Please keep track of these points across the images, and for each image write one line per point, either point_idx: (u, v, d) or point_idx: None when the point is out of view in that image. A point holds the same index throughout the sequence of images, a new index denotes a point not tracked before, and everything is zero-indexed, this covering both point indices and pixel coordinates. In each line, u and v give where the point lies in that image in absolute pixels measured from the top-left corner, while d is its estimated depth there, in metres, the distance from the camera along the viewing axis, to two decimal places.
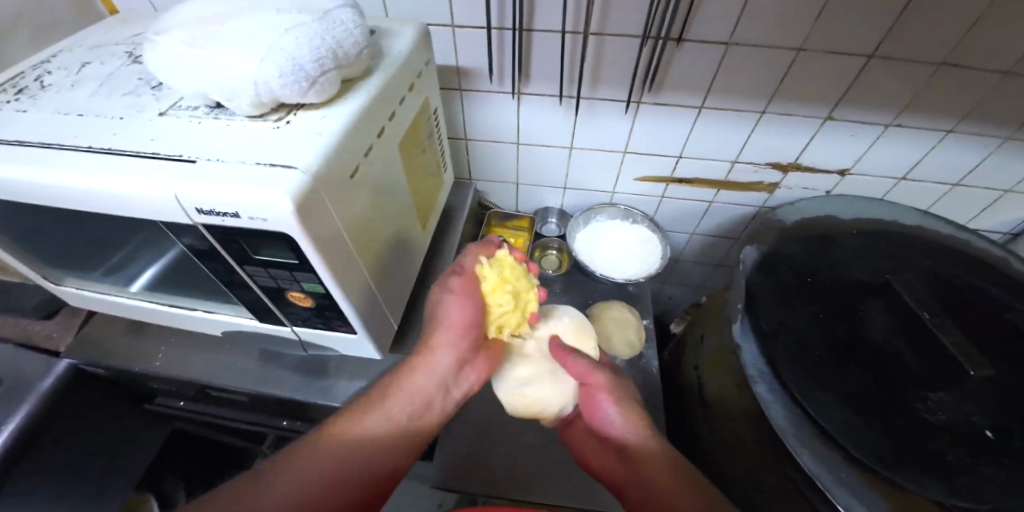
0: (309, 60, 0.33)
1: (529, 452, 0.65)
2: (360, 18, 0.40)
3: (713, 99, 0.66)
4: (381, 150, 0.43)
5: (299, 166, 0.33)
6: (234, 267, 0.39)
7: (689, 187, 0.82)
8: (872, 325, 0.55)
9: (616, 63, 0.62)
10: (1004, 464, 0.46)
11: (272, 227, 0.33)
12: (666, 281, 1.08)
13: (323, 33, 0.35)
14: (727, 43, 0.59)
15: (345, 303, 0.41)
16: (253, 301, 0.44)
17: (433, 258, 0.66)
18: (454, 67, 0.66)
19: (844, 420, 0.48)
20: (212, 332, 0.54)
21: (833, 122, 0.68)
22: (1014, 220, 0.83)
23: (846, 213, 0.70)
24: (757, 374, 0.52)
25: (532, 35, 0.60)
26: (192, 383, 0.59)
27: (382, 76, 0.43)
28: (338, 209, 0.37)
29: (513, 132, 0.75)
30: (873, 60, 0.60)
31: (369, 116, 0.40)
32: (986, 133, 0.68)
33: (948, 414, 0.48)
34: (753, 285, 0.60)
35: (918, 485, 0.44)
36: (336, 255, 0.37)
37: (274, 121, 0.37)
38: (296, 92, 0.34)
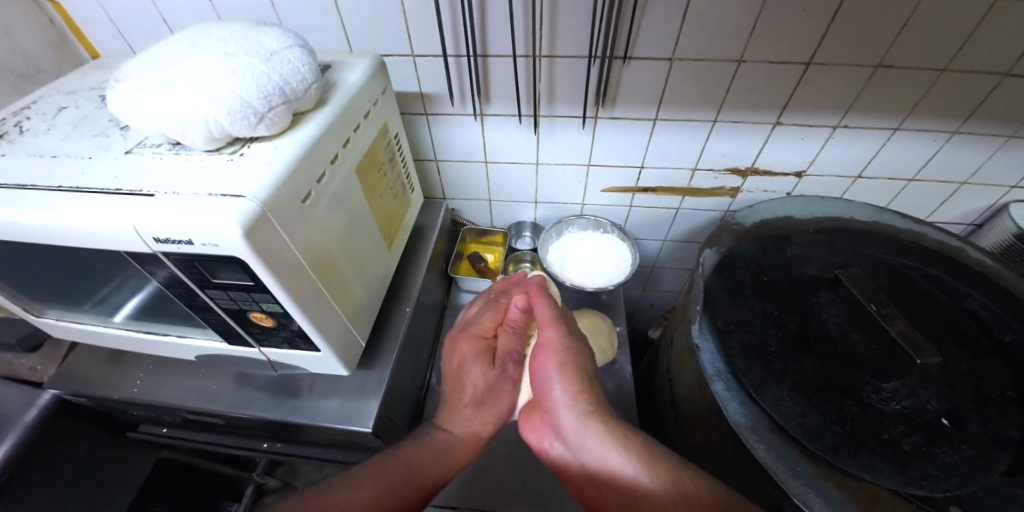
0: (257, 98, 0.37)
1: (506, 462, 0.66)
2: (311, 58, 0.44)
3: (665, 111, 0.69)
4: (336, 175, 0.46)
5: (248, 195, 0.35)
6: (197, 292, 0.41)
7: (654, 195, 0.84)
8: (827, 318, 0.57)
9: (569, 82, 0.66)
10: (958, 449, 0.47)
11: (225, 252, 0.35)
12: (645, 288, 1.10)
13: (271, 74, 0.39)
14: (671, 59, 0.62)
15: (306, 322, 0.43)
16: (218, 324, 0.46)
17: (403, 276, 0.68)
18: (417, 94, 0.69)
19: (800, 414, 0.49)
20: (186, 357, 0.56)
21: (784, 127, 0.71)
22: (974, 211, 0.85)
23: (802, 214, 0.72)
24: (714, 373, 0.54)
25: (487, 60, 0.64)
26: (170, 408, 0.61)
27: (334, 107, 0.46)
28: (292, 233, 0.39)
29: (479, 151, 0.78)
30: (811, 67, 0.63)
31: (322, 144, 0.43)
32: (931, 129, 0.71)
33: (903, 403, 0.50)
34: (711, 287, 0.62)
35: (872, 473, 0.45)
36: (290, 275, 0.39)
37: (229, 154, 0.40)
38: (246, 126, 0.38)
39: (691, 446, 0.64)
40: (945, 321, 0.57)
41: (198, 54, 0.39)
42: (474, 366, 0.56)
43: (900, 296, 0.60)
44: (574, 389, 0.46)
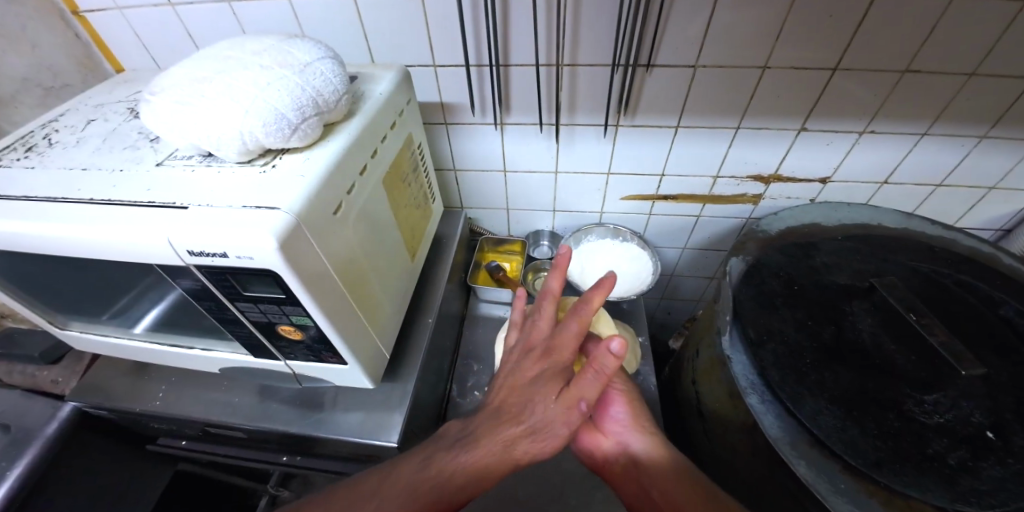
0: (292, 110, 0.37)
1: (528, 477, 0.64)
2: (342, 69, 0.44)
3: (687, 118, 0.69)
4: (364, 185, 0.45)
5: (282, 207, 0.35)
6: (226, 304, 0.41)
7: (674, 203, 0.83)
8: (861, 327, 0.56)
9: (590, 90, 0.66)
10: (1007, 464, 0.45)
11: (258, 265, 0.35)
12: (663, 297, 1.08)
13: (305, 86, 0.39)
14: (694, 66, 0.62)
15: (335, 335, 0.42)
16: (245, 336, 0.45)
17: (425, 286, 0.68)
18: (437, 104, 0.70)
19: (840, 428, 0.48)
20: (210, 369, 0.56)
21: (807, 134, 0.70)
22: (1004, 216, 0.83)
23: (829, 220, 0.71)
24: (748, 386, 0.53)
25: (509, 69, 0.64)
26: (191, 421, 0.60)
27: (363, 118, 0.46)
28: (323, 245, 0.38)
29: (499, 161, 0.78)
30: (837, 72, 0.62)
31: (351, 154, 0.43)
32: (960, 134, 0.69)
33: (946, 416, 0.48)
34: (740, 296, 0.61)
35: (918, 490, 0.43)
36: (320, 286, 0.38)
37: (261, 165, 0.40)
38: (280, 138, 0.38)
39: (721, 459, 0.62)
40: (983, 329, 0.56)
41: (232, 67, 0.39)
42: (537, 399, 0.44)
43: (934, 305, 0.59)
44: (635, 419, 0.53)
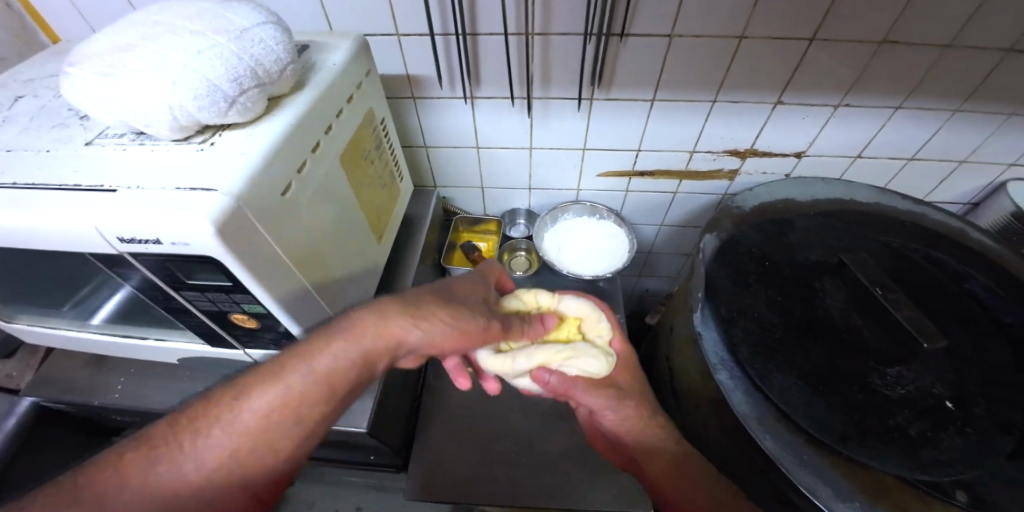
0: (226, 81, 0.34)
1: (505, 457, 0.65)
2: (286, 36, 0.40)
3: (664, 91, 0.66)
4: (318, 165, 0.42)
5: (220, 189, 0.32)
6: (172, 294, 0.39)
7: (651, 179, 0.82)
8: (831, 303, 0.56)
9: (564, 62, 0.63)
10: (962, 433, 0.47)
11: (196, 252, 0.32)
12: (641, 274, 1.09)
13: (241, 54, 0.35)
14: (671, 36, 0.59)
15: (293, 324, 0.40)
16: (198, 327, 0.43)
17: (395, 269, 0.65)
18: (404, 76, 0.66)
19: (806, 401, 0.49)
20: (169, 359, 0.53)
21: (783, 108, 0.69)
22: (972, 190, 0.84)
23: (802, 195, 0.71)
24: (718, 362, 0.53)
25: (477, 39, 0.60)
26: (153, 413, 0.58)
27: (313, 91, 0.42)
28: (273, 230, 0.36)
29: (471, 136, 0.75)
30: (814, 43, 0.60)
31: (301, 131, 0.39)
32: (934, 107, 0.69)
33: (907, 388, 0.49)
34: (713, 273, 0.60)
35: (879, 460, 0.45)
36: (270, 273, 0.36)
37: (199, 143, 0.37)
38: (216, 113, 0.35)
39: (693, 432, 0.64)
40: (946, 302, 0.57)
41: (159, 33, 0.35)
42: (458, 311, 0.42)
43: (903, 281, 0.60)
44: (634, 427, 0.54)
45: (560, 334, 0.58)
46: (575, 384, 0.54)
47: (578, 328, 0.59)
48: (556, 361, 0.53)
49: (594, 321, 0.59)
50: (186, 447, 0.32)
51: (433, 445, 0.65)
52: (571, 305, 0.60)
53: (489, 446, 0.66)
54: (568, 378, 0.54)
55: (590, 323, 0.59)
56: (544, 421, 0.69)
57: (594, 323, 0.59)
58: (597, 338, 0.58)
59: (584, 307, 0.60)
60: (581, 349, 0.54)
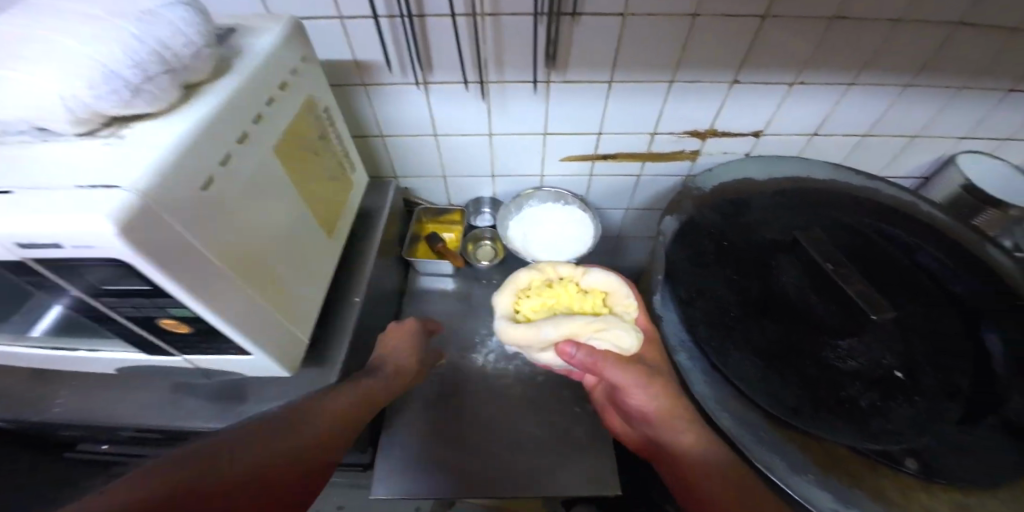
0: (126, 67, 0.31)
1: (474, 450, 0.64)
2: (200, 18, 0.37)
3: (621, 72, 0.65)
4: (247, 158, 0.40)
5: (124, 186, 0.30)
6: (91, 301, 0.36)
7: (614, 162, 0.81)
8: (786, 280, 0.57)
9: (517, 44, 0.61)
10: (912, 401, 0.48)
11: (102, 254, 0.30)
12: (612, 258, 1.09)
13: (143, 37, 0.32)
14: (623, 14, 0.58)
15: (228, 327, 0.38)
16: (127, 334, 0.40)
17: (351, 263, 0.63)
18: (351, 62, 0.63)
19: (761, 378, 0.49)
20: (107, 370, 0.50)
21: (740, 87, 0.69)
22: (923, 164, 0.87)
23: (761, 174, 0.71)
24: (678, 344, 0.53)
25: (425, 21, 0.58)
26: (97, 426, 0.56)
27: (236, 78, 0.40)
28: (194, 228, 0.33)
29: (427, 124, 0.73)
30: (767, 20, 0.59)
31: (222, 121, 0.37)
32: (886, 82, 0.69)
33: (858, 360, 0.50)
34: (672, 256, 0.60)
35: (832, 432, 0.46)
36: (193, 273, 0.34)
37: (106, 137, 0.34)
38: (118, 103, 0.32)
39: None
40: (897, 274, 0.59)
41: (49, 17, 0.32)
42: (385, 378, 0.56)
43: (856, 254, 0.61)
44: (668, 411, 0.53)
45: (587, 304, 0.61)
46: (605, 358, 0.53)
47: (603, 301, 0.62)
48: (586, 333, 0.56)
49: (620, 295, 0.62)
50: (162, 473, 0.29)
51: (400, 441, 0.64)
52: (596, 279, 0.63)
53: (458, 439, 0.65)
54: (599, 352, 0.54)
55: (614, 294, 0.62)
56: (513, 410, 0.68)
57: (621, 297, 0.62)
58: (624, 313, 0.60)
59: (610, 281, 0.63)
60: (610, 322, 0.57)
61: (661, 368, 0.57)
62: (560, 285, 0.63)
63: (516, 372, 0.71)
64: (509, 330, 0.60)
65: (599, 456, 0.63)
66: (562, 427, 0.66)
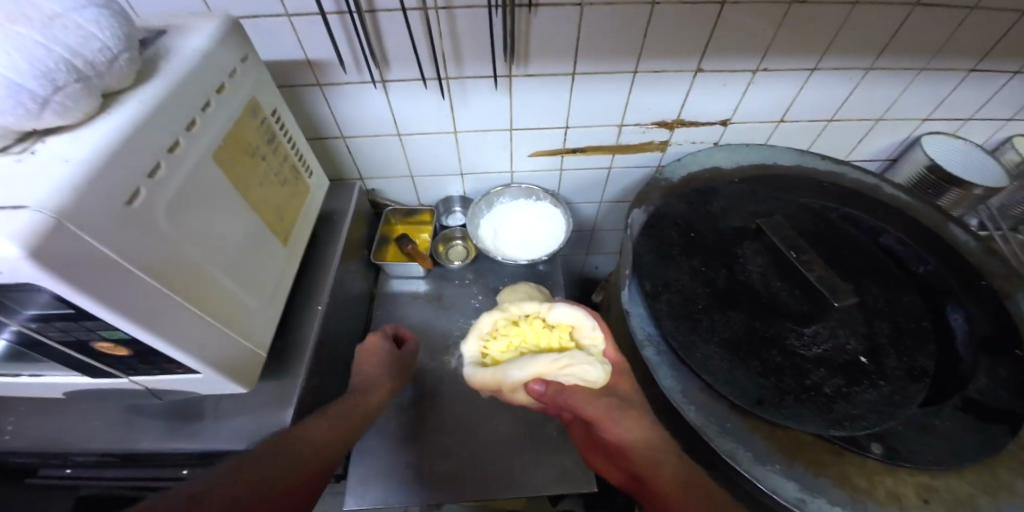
0: (30, 77, 0.29)
1: (449, 454, 0.63)
2: (118, 22, 0.35)
3: (583, 64, 0.64)
4: (180, 168, 0.38)
5: (32, 205, 0.28)
6: (15, 327, 0.34)
7: (584, 156, 0.80)
8: (751, 269, 0.57)
9: (474, 37, 0.59)
10: (876, 385, 0.48)
11: (12, 279, 0.28)
12: (588, 252, 1.08)
13: (49, 45, 0.30)
14: (581, 4, 0.56)
15: (168, 346, 0.36)
16: (63, 358, 0.38)
17: (312, 270, 0.61)
18: (303, 61, 0.60)
19: (727, 369, 0.49)
20: (54, 394, 0.48)
21: (705, 75, 0.68)
22: (888, 148, 0.88)
23: (728, 163, 0.71)
24: (645, 339, 0.53)
25: (376, 16, 0.56)
26: (49, 453, 0.53)
27: (163, 83, 0.37)
28: (120, 247, 0.32)
29: (389, 123, 0.71)
30: (726, 6, 0.58)
31: (146, 129, 0.35)
32: (849, 66, 0.69)
33: (822, 347, 0.50)
34: (639, 249, 0.60)
35: (798, 421, 0.46)
36: (119, 293, 0.32)
37: (17, 152, 0.31)
38: (24, 116, 0.30)
39: None
40: (860, 259, 0.59)
41: None
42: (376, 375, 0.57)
43: (821, 240, 0.61)
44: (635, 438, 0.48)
45: (553, 341, 0.60)
46: (569, 394, 0.51)
47: (570, 335, 0.60)
48: (551, 371, 0.54)
49: (588, 327, 0.60)
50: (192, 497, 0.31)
51: (374, 449, 0.63)
52: (562, 313, 0.61)
53: (433, 444, 0.64)
54: (562, 388, 0.52)
55: (581, 327, 0.60)
56: (486, 411, 0.68)
57: (588, 329, 0.59)
58: (592, 346, 0.58)
59: (575, 313, 0.60)
60: (576, 357, 0.55)
61: (637, 402, 0.52)
62: (525, 323, 0.62)
63: None
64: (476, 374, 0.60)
65: (573, 453, 0.63)
66: (536, 426, 0.66)
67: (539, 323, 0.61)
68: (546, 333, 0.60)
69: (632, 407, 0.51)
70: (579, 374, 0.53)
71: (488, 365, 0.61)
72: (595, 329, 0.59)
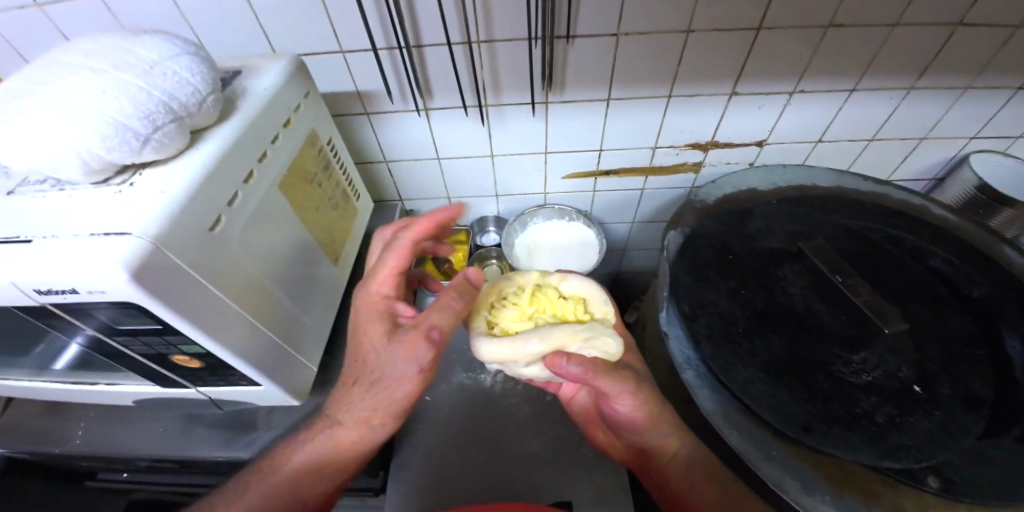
0: (137, 120, 0.33)
1: (483, 471, 0.64)
2: (206, 67, 0.39)
3: (618, 90, 0.66)
4: (251, 196, 0.41)
5: (136, 233, 0.31)
6: (106, 340, 0.37)
7: (616, 178, 0.82)
8: (793, 293, 0.56)
9: (513, 68, 0.62)
10: (929, 415, 0.46)
11: (115, 299, 0.31)
12: (619, 271, 1.08)
13: (152, 90, 0.34)
14: (617, 34, 0.59)
15: (236, 360, 0.39)
16: (141, 369, 0.42)
17: (356, 288, 0.64)
18: (354, 93, 0.65)
19: (771, 395, 0.48)
20: (124, 402, 0.52)
21: (739, 98, 0.69)
22: (934, 166, 0.85)
23: (764, 184, 0.71)
24: (685, 362, 0.53)
25: (423, 51, 0.59)
26: (115, 458, 0.57)
27: (240, 120, 0.41)
28: (203, 269, 0.35)
29: (429, 148, 0.74)
30: (761, 32, 0.60)
31: (226, 161, 0.38)
32: (889, 86, 0.69)
33: (871, 374, 0.49)
34: (676, 270, 0.60)
35: (848, 451, 0.44)
36: (193, 307, 0.34)
37: (118, 184, 0.35)
38: (129, 153, 0.33)
39: None
40: (909, 282, 0.57)
41: (60, 75, 0.33)
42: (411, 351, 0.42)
43: (864, 262, 0.60)
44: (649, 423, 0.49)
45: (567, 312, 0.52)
46: (597, 367, 0.44)
47: (583, 308, 0.54)
48: (573, 343, 0.47)
49: (599, 301, 0.54)
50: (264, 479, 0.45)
51: (410, 464, 0.64)
52: (574, 284, 0.55)
53: (467, 461, 0.65)
54: (590, 361, 0.44)
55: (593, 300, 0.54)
56: (520, 429, 0.68)
57: (600, 303, 0.54)
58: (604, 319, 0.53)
59: (588, 285, 0.55)
60: (598, 329, 0.48)
61: (646, 381, 0.51)
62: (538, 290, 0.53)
63: (523, 391, 0.71)
64: (487, 349, 0.48)
65: (609, 475, 0.62)
66: (570, 447, 0.65)
67: (549, 289, 0.53)
68: (558, 303, 0.52)
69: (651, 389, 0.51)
70: (604, 348, 0.47)
71: (497, 335, 0.50)
72: (608, 303, 0.55)
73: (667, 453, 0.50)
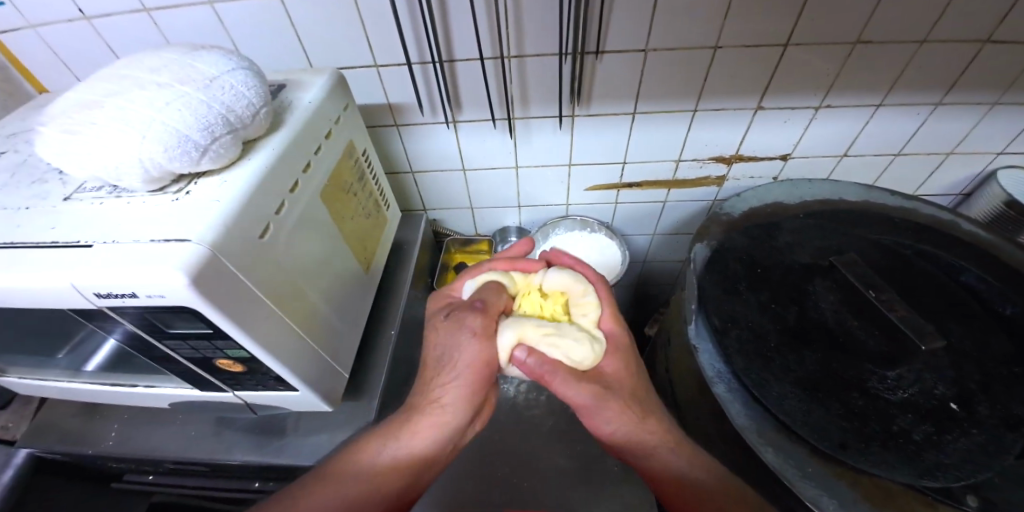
0: (197, 131, 0.34)
1: (507, 482, 0.63)
2: (258, 80, 0.41)
3: (644, 104, 0.67)
4: (296, 204, 0.42)
5: (194, 239, 0.32)
6: (154, 343, 0.38)
7: (639, 190, 0.82)
8: (824, 307, 0.55)
9: (542, 82, 0.63)
10: (969, 434, 0.45)
11: (172, 303, 0.32)
12: (637, 283, 1.08)
13: (211, 102, 0.36)
14: (645, 50, 0.60)
15: (277, 364, 0.40)
16: (184, 373, 0.43)
17: (384, 296, 0.65)
18: (385, 105, 0.66)
19: (805, 410, 0.48)
20: (159, 404, 0.53)
21: (764, 113, 0.69)
22: (960, 182, 0.84)
23: (790, 198, 0.71)
24: (715, 375, 0.53)
25: (455, 65, 0.61)
26: (146, 459, 0.58)
27: (288, 131, 0.43)
28: (251, 275, 0.36)
29: (455, 159, 0.75)
30: (788, 48, 0.60)
31: (275, 170, 0.40)
32: (917, 101, 0.69)
33: (907, 391, 0.48)
34: (703, 283, 0.60)
35: (885, 469, 0.43)
36: (225, 285, 0.33)
37: (174, 192, 0.37)
38: (188, 162, 0.35)
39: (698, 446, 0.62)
40: (943, 299, 0.57)
41: (126, 87, 0.35)
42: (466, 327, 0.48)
43: (895, 277, 0.59)
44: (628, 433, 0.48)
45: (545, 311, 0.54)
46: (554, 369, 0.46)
47: (564, 305, 0.55)
48: (537, 339, 0.49)
49: (581, 298, 0.54)
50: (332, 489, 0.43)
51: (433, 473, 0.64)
52: (554, 279, 0.56)
53: (490, 471, 0.64)
54: (549, 361, 0.46)
55: (574, 297, 0.55)
56: (543, 440, 0.68)
57: (580, 298, 0.54)
58: (583, 316, 0.53)
59: (569, 280, 0.55)
60: (565, 331, 0.50)
61: (629, 392, 0.50)
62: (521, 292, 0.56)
63: (547, 403, 0.71)
64: None
65: (635, 489, 0.61)
66: (594, 459, 0.65)
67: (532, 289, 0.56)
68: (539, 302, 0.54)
69: (639, 396, 0.50)
70: (569, 349, 0.48)
71: None
72: (593, 299, 0.54)
73: (659, 466, 0.48)
